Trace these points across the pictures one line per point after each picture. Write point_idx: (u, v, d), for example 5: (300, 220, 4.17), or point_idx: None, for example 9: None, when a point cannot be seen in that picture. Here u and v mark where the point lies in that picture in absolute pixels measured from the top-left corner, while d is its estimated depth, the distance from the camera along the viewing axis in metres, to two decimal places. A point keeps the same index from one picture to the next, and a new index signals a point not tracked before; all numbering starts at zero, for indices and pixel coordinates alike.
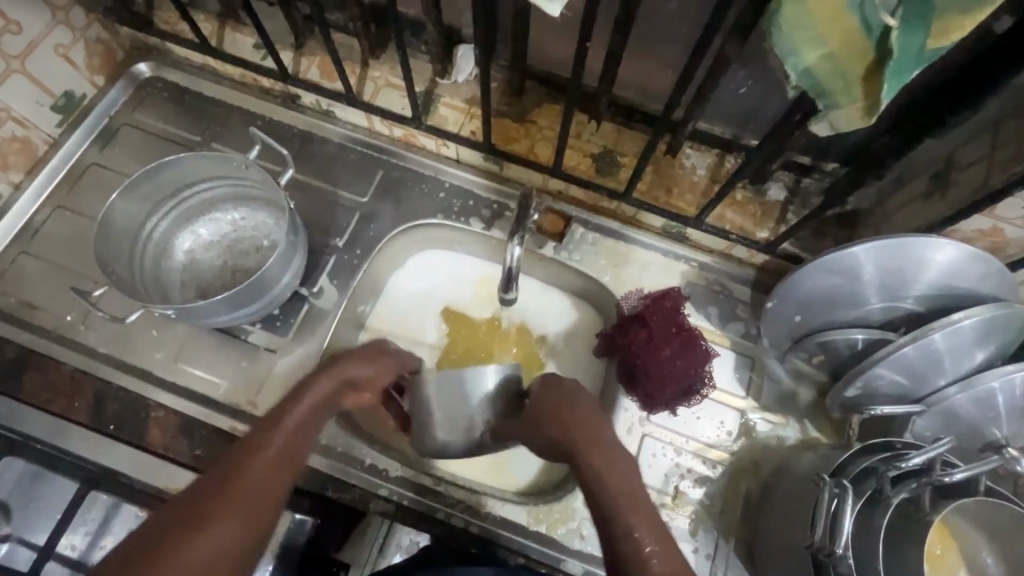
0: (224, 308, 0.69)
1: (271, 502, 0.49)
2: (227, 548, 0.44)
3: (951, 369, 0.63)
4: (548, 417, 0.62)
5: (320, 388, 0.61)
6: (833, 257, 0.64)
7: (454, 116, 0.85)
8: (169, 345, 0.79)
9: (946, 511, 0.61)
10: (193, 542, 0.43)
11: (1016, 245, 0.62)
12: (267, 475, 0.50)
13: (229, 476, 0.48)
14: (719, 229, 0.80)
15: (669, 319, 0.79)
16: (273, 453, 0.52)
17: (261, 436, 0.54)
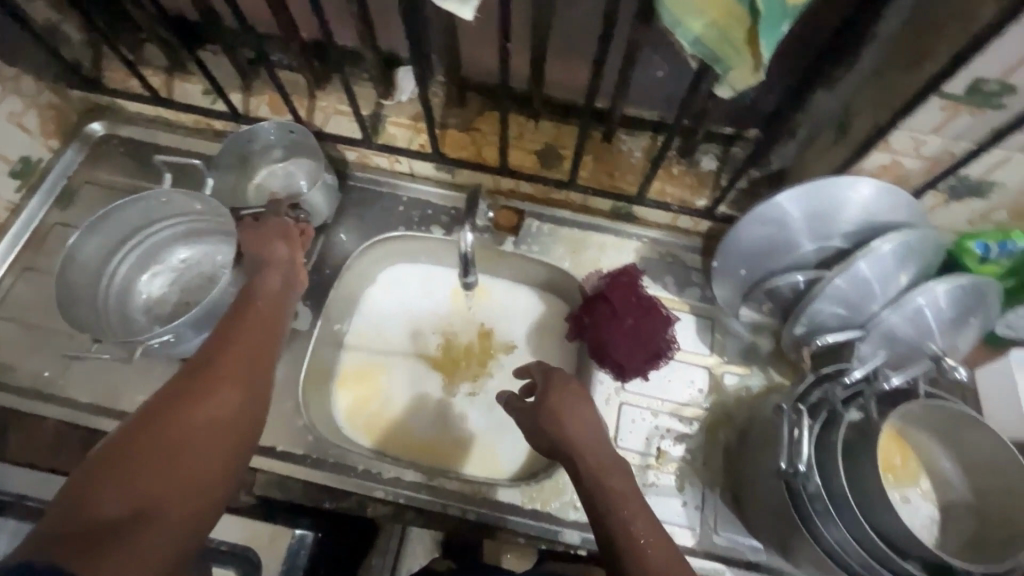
0: (188, 333, 0.72)
1: (254, 372, 0.59)
2: (229, 409, 0.55)
3: (882, 294, 0.69)
4: (549, 417, 0.65)
5: (269, 281, 0.69)
6: (764, 207, 0.71)
7: (402, 133, 0.91)
8: (150, 385, 0.81)
9: (893, 418, 0.66)
10: (205, 400, 0.54)
11: (916, 176, 0.69)
12: (243, 356, 0.60)
13: (219, 358, 0.58)
14: (662, 203, 0.86)
15: (628, 291, 0.85)
16: (248, 338, 0.62)
17: (227, 329, 0.62)
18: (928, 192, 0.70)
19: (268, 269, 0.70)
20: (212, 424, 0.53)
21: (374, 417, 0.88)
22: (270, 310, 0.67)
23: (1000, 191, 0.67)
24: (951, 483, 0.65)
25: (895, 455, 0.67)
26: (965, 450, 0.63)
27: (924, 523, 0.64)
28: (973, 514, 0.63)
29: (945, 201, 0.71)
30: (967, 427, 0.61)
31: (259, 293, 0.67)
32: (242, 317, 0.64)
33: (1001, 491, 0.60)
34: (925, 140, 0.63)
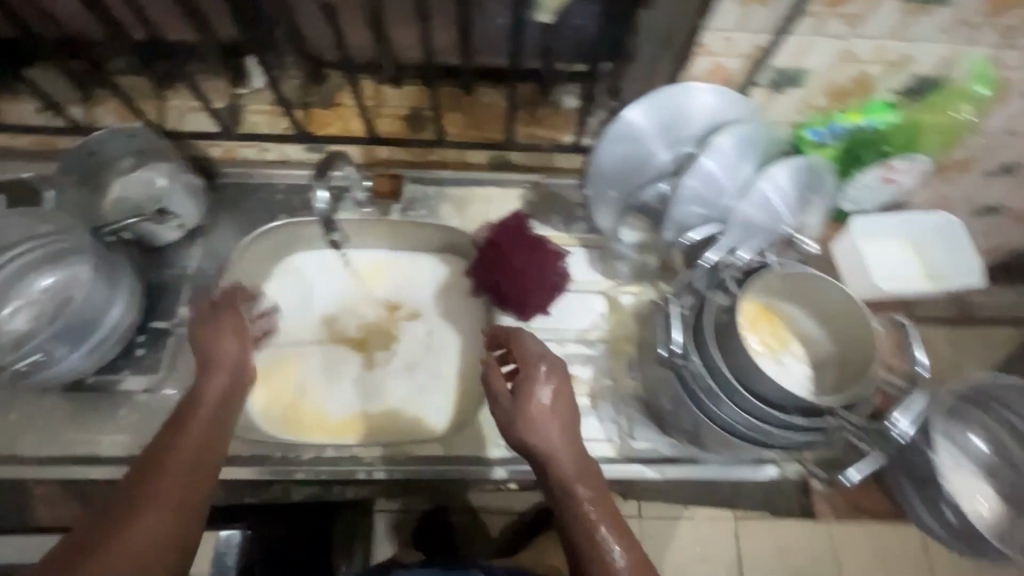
0: (59, 347, 0.70)
1: (197, 485, 0.59)
2: (155, 535, 0.54)
3: (732, 184, 0.76)
4: (531, 424, 0.63)
5: (215, 383, 0.68)
6: (616, 124, 0.76)
7: (266, 120, 0.89)
8: (32, 422, 0.76)
9: (748, 293, 0.72)
10: (134, 524, 0.54)
11: (741, 75, 0.75)
12: (187, 466, 0.60)
13: (154, 470, 0.58)
14: (530, 144, 0.90)
15: (515, 234, 0.86)
16: (185, 450, 0.61)
17: (169, 436, 0.62)
18: (755, 88, 0.77)
19: (214, 371, 0.68)
20: (143, 544, 0.53)
21: (294, 405, 0.87)
22: (212, 419, 0.65)
23: (812, 77, 0.75)
24: (813, 337, 0.72)
25: (762, 329, 0.73)
26: (818, 306, 0.70)
27: (799, 380, 0.71)
28: (835, 359, 0.70)
29: (772, 95, 0.78)
30: (805, 280, 0.68)
31: (200, 399, 0.66)
32: (181, 426, 0.63)
33: (849, 330, 0.68)
34: (735, 37, 0.69)
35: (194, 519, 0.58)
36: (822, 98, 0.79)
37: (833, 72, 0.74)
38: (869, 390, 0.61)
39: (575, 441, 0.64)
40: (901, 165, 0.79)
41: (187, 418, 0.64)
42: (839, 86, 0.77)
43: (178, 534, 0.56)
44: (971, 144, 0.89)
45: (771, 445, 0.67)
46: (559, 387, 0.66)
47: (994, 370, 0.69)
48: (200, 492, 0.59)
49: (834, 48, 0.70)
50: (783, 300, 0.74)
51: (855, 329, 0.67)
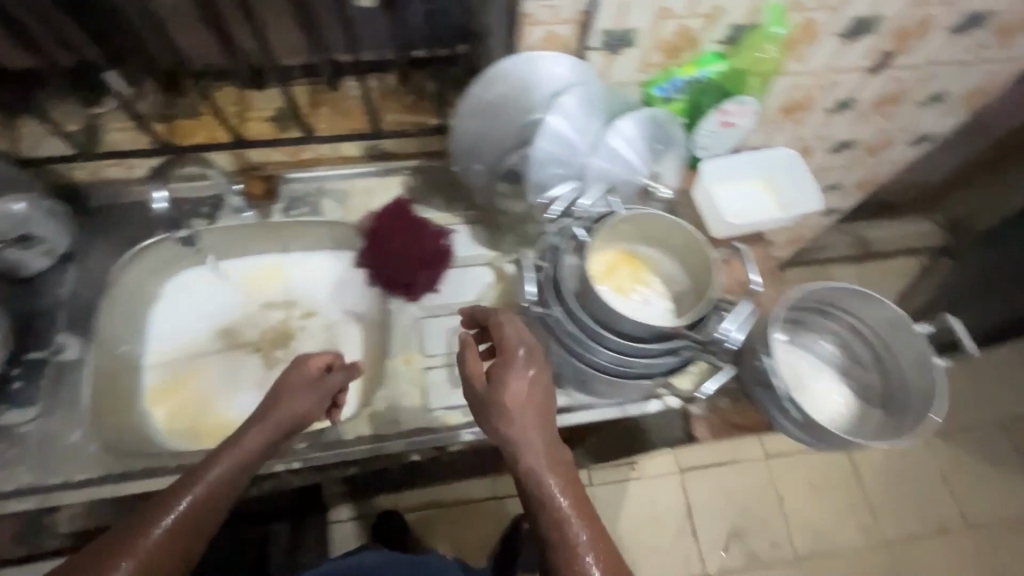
0: None
1: (185, 543, 0.56)
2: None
3: (582, 142, 0.82)
4: (510, 424, 0.60)
5: (254, 436, 0.64)
6: (469, 98, 0.80)
7: (128, 137, 0.87)
8: None
9: (606, 241, 0.77)
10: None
11: (574, 40, 0.80)
12: (182, 521, 0.56)
13: (144, 521, 0.55)
14: (399, 132, 0.93)
15: (396, 219, 0.89)
16: (192, 502, 0.58)
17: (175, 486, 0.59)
18: (591, 52, 0.82)
19: (260, 423, 0.66)
20: None
21: (198, 415, 0.87)
22: (229, 479, 0.61)
23: (640, 36, 0.81)
24: (669, 274, 0.78)
25: (620, 275, 0.77)
26: (670, 243, 0.76)
27: (661, 314, 0.76)
28: (690, 289, 0.76)
29: (609, 56, 0.83)
30: (648, 220, 0.75)
31: (232, 452, 0.62)
32: (198, 482, 0.59)
33: (695, 260, 0.75)
34: (556, 5, 0.74)
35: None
36: (657, 55, 0.85)
37: (657, 29, 0.80)
38: (707, 308, 0.68)
39: (552, 444, 0.60)
40: (733, 109, 0.85)
41: (213, 459, 0.61)
42: (668, 42, 0.83)
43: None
44: (804, 84, 0.97)
45: (639, 374, 0.72)
46: (537, 379, 0.63)
47: (830, 281, 0.72)
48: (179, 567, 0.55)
49: (649, 6, 0.76)
50: (637, 245, 0.79)
51: (698, 259, 0.74)
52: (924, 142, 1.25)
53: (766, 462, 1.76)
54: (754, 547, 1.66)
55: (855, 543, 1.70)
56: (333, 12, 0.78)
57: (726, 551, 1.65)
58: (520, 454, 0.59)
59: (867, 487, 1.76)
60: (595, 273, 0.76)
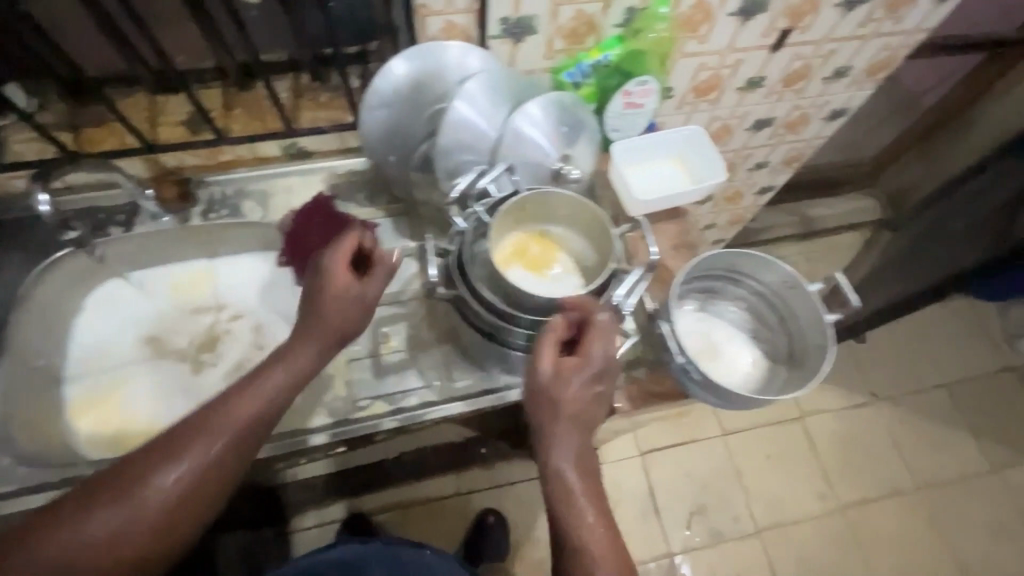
0: None
1: (221, 472, 0.60)
2: (133, 534, 0.56)
3: (490, 127, 0.83)
4: (555, 434, 0.63)
5: (287, 367, 0.64)
6: (374, 90, 0.82)
7: (32, 147, 0.86)
8: None
9: (514, 225, 0.80)
10: (144, 487, 0.57)
11: (473, 29, 0.82)
12: (218, 449, 0.60)
13: (184, 436, 0.59)
14: (317, 128, 0.92)
15: (316, 217, 0.90)
16: (225, 433, 0.60)
17: (214, 407, 0.61)
18: (493, 40, 0.84)
19: (295, 350, 0.66)
20: (147, 508, 0.57)
21: (123, 419, 0.86)
22: (260, 415, 0.62)
23: (539, 23, 0.83)
24: (578, 250, 0.81)
25: (528, 256, 0.79)
26: (576, 220, 0.80)
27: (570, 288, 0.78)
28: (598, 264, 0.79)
29: (511, 44, 0.86)
30: (549, 199, 0.78)
31: (267, 383, 0.63)
32: (212, 426, 0.60)
33: (598, 234, 0.78)
34: None
35: (181, 531, 0.59)
36: (559, 41, 0.87)
37: (554, 16, 0.83)
38: (606, 276, 0.71)
39: (587, 463, 0.65)
40: (636, 89, 0.87)
41: (248, 390, 0.63)
42: (568, 28, 0.85)
43: (158, 540, 0.58)
44: (710, 64, 1.01)
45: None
46: (590, 385, 0.66)
47: (717, 248, 0.76)
48: (196, 511, 0.59)
49: None
50: (543, 226, 0.82)
51: (600, 232, 0.78)
52: (840, 116, 1.30)
53: (725, 439, 1.80)
54: (717, 523, 1.69)
55: (815, 512, 1.74)
56: (232, 11, 0.78)
57: (690, 529, 1.67)
58: (553, 453, 0.63)
59: (824, 457, 1.81)
60: (502, 257, 0.78)
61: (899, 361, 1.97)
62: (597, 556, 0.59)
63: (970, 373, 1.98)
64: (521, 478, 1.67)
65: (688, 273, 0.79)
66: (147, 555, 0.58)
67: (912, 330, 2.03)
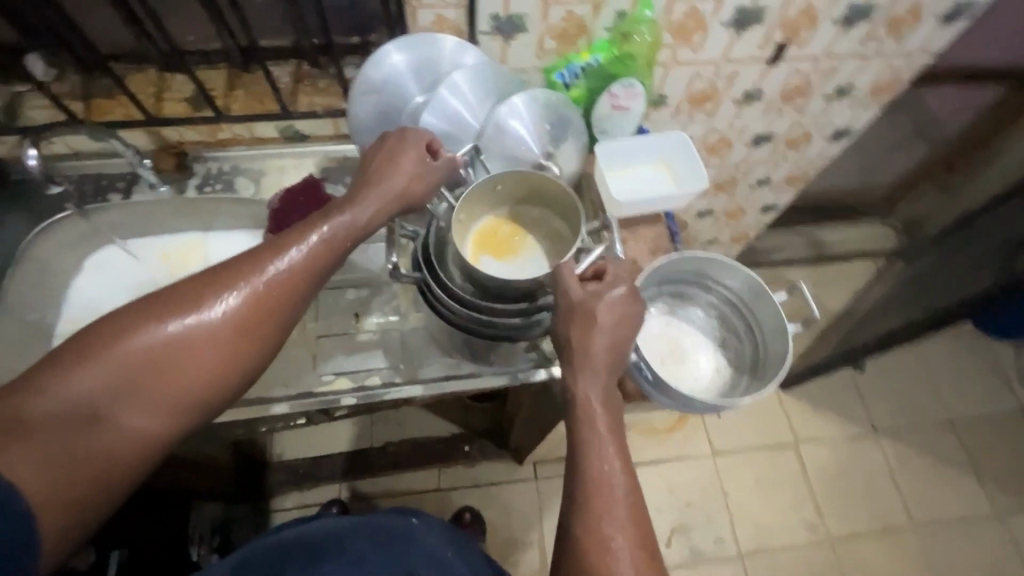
0: None
1: (251, 330, 0.61)
2: (177, 367, 0.58)
3: (474, 119, 0.86)
4: (589, 370, 0.65)
5: (320, 237, 0.65)
6: (364, 76, 0.84)
7: (46, 114, 0.91)
8: None
9: (486, 208, 0.81)
10: (178, 324, 0.58)
11: (463, 23, 0.85)
12: (248, 306, 0.61)
13: (216, 285, 0.61)
14: (310, 112, 0.95)
15: (303, 199, 0.93)
16: (257, 291, 0.61)
17: (249, 262, 0.63)
18: (483, 36, 0.86)
19: (329, 222, 0.67)
20: (182, 347, 0.58)
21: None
22: (293, 280, 0.63)
23: (529, 21, 0.85)
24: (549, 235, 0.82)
25: (493, 250, 0.80)
26: (552, 203, 0.81)
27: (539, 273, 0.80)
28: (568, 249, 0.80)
29: (503, 41, 0.88)
30: (510, 184, 0.79)
31: (299, 249, 0.64)
32: (256, 278, 0.62)
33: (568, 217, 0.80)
34: None
35: (221, 374, 0.60)
36: (550, 41, 0.89)
37: (544, 15, 0.84)
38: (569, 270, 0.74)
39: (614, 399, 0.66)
40: (621, 91, 0.88)
41: (284, 249, 0.64)
42: (558, 29, 0.87)
43: (199, 377, 0.59)
44: (704, 74, 1.01)
45: (501, 330, 0.76)
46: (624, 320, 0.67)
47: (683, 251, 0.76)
48: (241, 355, 0.61)
49: None
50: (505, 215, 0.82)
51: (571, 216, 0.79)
52: (844, 137, 1.28)
53: (714, 459, 1.76)
54: (697, 542, 1.65)
55: (801, 542, 1.68)
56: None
57: (668, 546, 1.64)
58: (580, 377, 0.65)
59: (816, 485, 1.75)
60: (471, 255, 0.78)
61: (903, 394, 1.91)
62: (615, 485, 0.59)
63: (978, 413, 1.90)
64: (502, 478, 1.66)
65: (654, 274, 0.79)
66: (187, 393, 0.58)
67: (919, 364, 1.96)
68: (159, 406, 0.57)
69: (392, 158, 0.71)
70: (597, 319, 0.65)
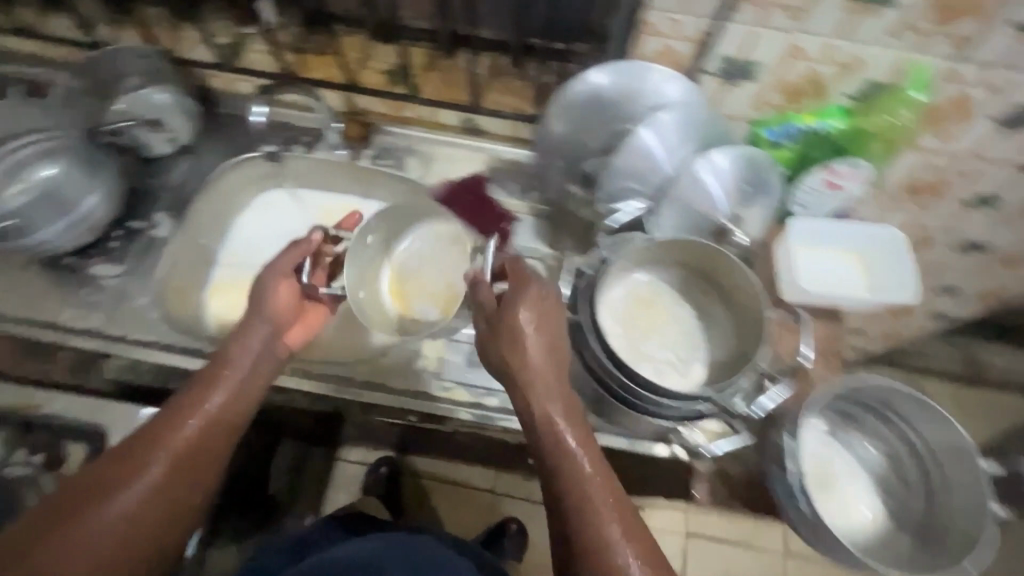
0: (36, 219, 0.77)
1: (192, 474, 0.65)
2: (141, 518, 0.61)
3: (670, 166, 0.79)
4: (541, 390, 0.61)
5: (240, 369, 0.69)
6: (564, 95, 0.80)
7: (261, 59, 0.97)
8: (8, 271, 0.85)
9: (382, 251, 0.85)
10: (122, 495, 0.60)
11: (690, 59, 0.77)
12: (189, 453, 0.64)
13: (146, 449, 0.63)
14: (497, 112, 0.95)
15: (468, 195, 0.95)
16: (190, 443, 0.64)
17: (175, 414, 0.65)
18: (705, 75, 0.78)
19: (244, 339, 0.70)
20: (128, 515, 0.60)
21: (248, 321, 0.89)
22: (222, 417, 0.67)
23: (761, 70, 0.76)
24: (705, 308, 0.76)
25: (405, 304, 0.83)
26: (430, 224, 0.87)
27: (689, 347, 0.74)
28: (733, 328, 0.74)
29: (723, 84, 0.79)
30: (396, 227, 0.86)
31: (222, 382, 0.68)
32: (183, 428, 0.64)
33: (737, 295, 0.74)
34: (681, 19, 0.71)
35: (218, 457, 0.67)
36: (775, 95, 0.80)
37: (782, 68, 0.75)
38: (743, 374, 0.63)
39: (570, 399, 0.63)
40: (845, 171, 0.78)
41: (206, 395, 0.67)
42: (792, 85, 0.77)
43: (201, 470, 0.65)
44: (939, 164, 0.86)
45: (663, 416, 0.67)
46: (546, 327, 0.63)
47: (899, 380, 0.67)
48: (232, 432, 0.68)
49: (778, 41, 0.71)
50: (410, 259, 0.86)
51: (744, 294, 0.72)
52: None
53: (785, 559, 1.59)
54: None
55: None
56: None
57: None
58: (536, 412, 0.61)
59: None
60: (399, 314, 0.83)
61: None
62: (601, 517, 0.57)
63: None
64: None
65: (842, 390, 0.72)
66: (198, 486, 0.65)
67: None
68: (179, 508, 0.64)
69: (267, 279, 0.72)
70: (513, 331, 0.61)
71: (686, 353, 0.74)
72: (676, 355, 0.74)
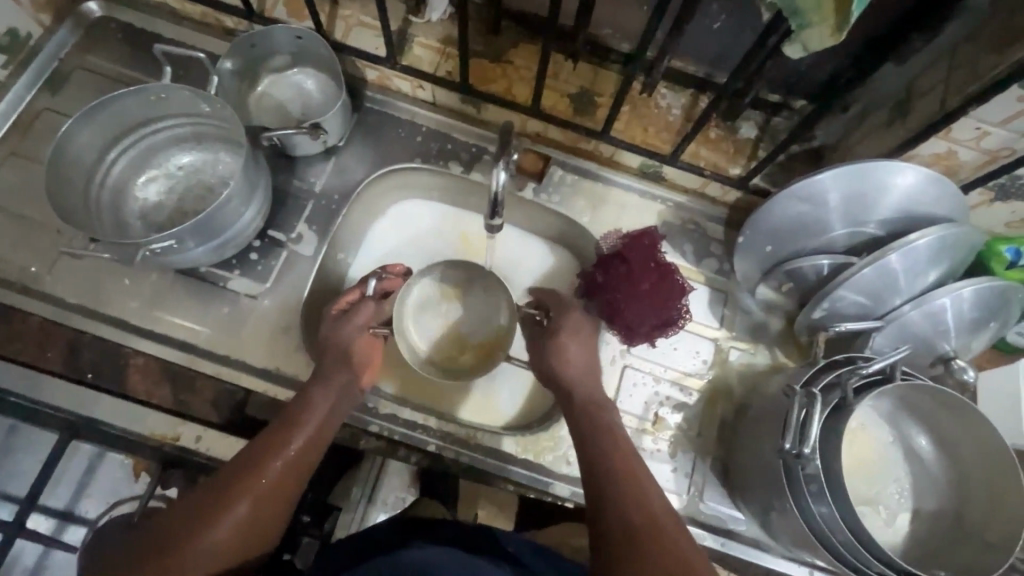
0: (190, 239, 0.67)
1: (280, 502, 0.60)
2: (230, 548, 0.56)
3: (906, 288, 0.68)
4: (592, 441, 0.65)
5: (321, 400, 0.66)
6: (802, 184, 0.68)
7: (430, 56, 0.83)
8: (140, 274, 0.76)
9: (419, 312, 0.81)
10: (216, 527, 0.55)
11: (968, 168, 0.67)
12: (276, 481, 0.60)
13: (237, 475, 0.59)
14: (694, 166, 0.81)
15: (647, 255, 0.81)
16: (277, 471, 0.60)
17: (270, 440, 0.62)
18: (977, 187, 0.68)
19: (328, 370, 0.68)
20: (220, 545, 0.55)
21: (396, 365, 0.83)
22: (306, 448, 0.63)
23: None
24: (920, 451, 0.69)
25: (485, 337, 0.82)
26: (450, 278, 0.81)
27: (897, 494, 0.69)
28: (951, 484, 0.67)
29: (989, 200, 0.70)
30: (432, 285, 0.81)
31: (308, 408, 0.65)
32: (272, 455, 0.61)
33: (967, 452, 0.65)
34: (989, 131, 0.61)
35: (293, 497, 0.61)
36: None
37: None
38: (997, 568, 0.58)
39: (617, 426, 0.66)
40: None
41: (290, 424, 0.63)
42: None
43: (279, 509, 0.60)
44: None
45: None
46: (588, 344, 0.74)
47: None
48: (304, 475, 0.63)
49: None
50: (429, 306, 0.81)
51: (981, 455, 0.63)
52: None
53: None
54: None
55: None
56: None
57: None
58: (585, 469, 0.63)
59: None
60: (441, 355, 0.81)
61: None
62: None
63: None
64: None
65: None
66: (272, 525, 0.59)
67: None
68: (253, 551, 0.58)
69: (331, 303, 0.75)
70: (560, 345, 0.73)
71: (890, 500, 0.68)
72: (882, 500, 0.68)
